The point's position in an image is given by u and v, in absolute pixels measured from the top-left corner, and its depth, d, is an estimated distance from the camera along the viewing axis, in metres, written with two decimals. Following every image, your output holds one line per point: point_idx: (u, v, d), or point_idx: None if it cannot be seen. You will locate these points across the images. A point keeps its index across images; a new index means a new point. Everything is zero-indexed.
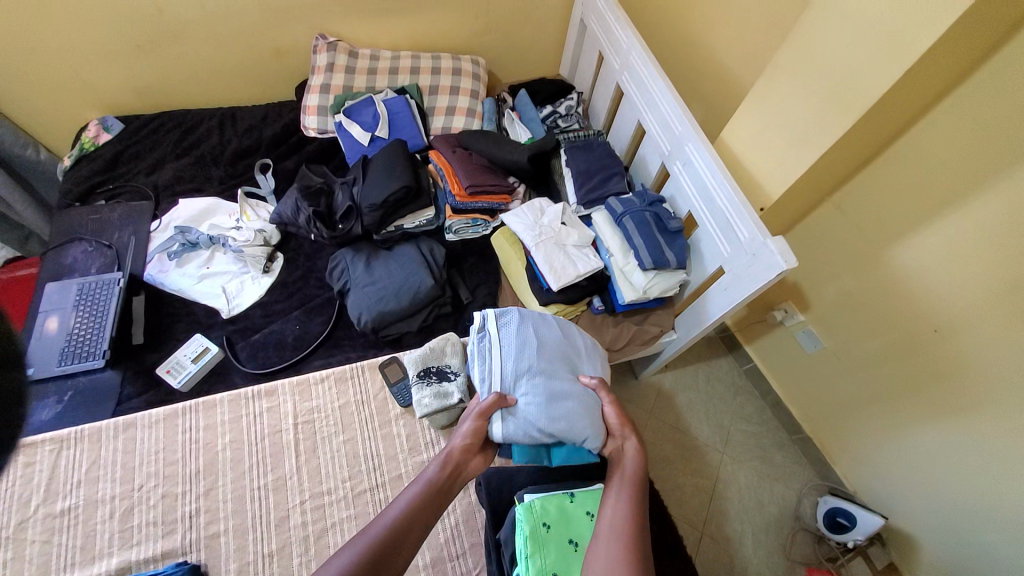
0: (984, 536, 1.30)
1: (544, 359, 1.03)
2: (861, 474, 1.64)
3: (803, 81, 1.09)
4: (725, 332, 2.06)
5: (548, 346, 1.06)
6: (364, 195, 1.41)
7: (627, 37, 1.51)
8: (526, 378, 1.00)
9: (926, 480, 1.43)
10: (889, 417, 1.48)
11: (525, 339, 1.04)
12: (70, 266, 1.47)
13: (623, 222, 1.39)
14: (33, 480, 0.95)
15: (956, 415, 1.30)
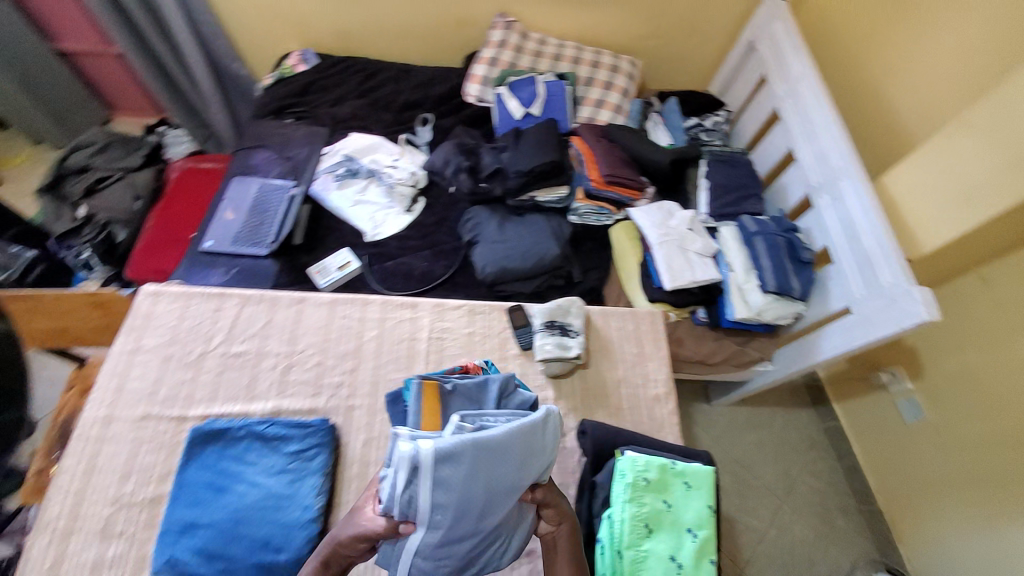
0: None
1: (484, 526, 0.69)
2: (928, 559, 1.56)
3: (990, 137, 1.07)
4: (814, 383, 1.98)
5: (495, 494, 0.69)
6: (513, 161, 1.56)
7: (801, 67, 1.51)
8: (445, 543, 0.68)
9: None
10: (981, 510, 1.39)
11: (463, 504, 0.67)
12: (255, 166, 1.73)
13: (753, 241, 1.42)
14: (218, 322, 1.04)
15: None
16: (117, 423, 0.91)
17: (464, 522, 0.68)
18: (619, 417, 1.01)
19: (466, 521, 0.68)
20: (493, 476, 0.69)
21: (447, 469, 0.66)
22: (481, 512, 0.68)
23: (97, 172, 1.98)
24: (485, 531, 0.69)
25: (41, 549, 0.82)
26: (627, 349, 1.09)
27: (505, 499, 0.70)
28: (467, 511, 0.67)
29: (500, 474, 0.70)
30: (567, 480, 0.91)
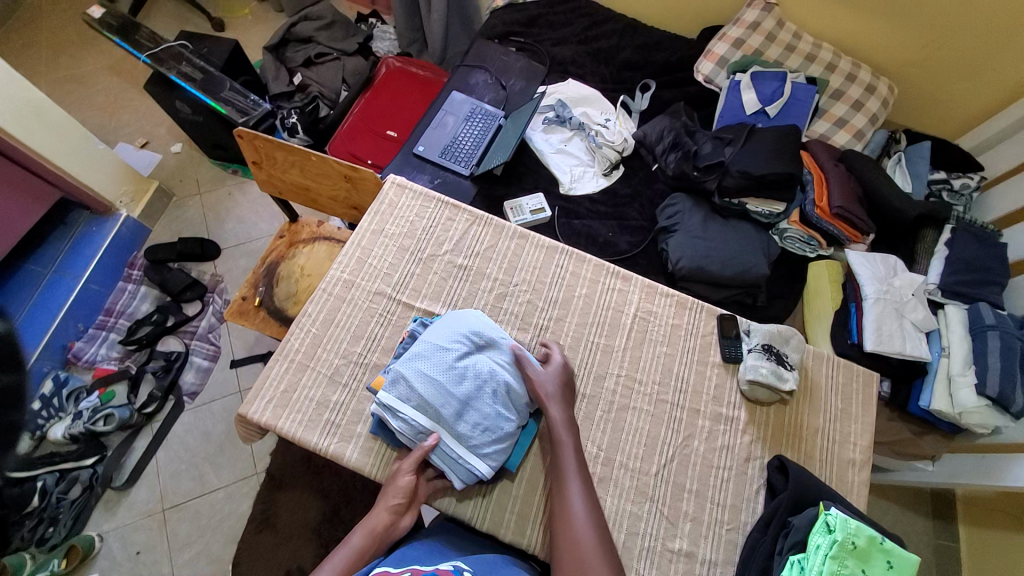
0: None
1: (462, 393, 0.87)
2: None
3: None
4: (943, 495, 1.70)
5: (440, 377, 0.87)
6: (738, 160, 1.45)
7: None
8: (451, 421, 0.86)
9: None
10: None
11: (429, 395, 0.86)
12: (473, 86, 1.76)
13: (985, 336, 1.25)
14: (449, 232, 1.12)
15: None
16: (357, 289, 1.04)
17: (437, 407, 0.86)
18: (807, 465, 0.96)
19: (441, 404, 0.86)
20: (428, 365, 0.88)
21: (400, 392, 0.87)
22: (439, 394, 0.86)
23: (318, 47, 2.08)
24: (461, 398, 0.87)
25: (280, 371, 0.97)
26: (832, 402, 1.02)
27: (452, 373, 0.88)
28: (432, 397, 0.86)
29: (430, 363, 0.88)
30: (742, 504, 0.92)
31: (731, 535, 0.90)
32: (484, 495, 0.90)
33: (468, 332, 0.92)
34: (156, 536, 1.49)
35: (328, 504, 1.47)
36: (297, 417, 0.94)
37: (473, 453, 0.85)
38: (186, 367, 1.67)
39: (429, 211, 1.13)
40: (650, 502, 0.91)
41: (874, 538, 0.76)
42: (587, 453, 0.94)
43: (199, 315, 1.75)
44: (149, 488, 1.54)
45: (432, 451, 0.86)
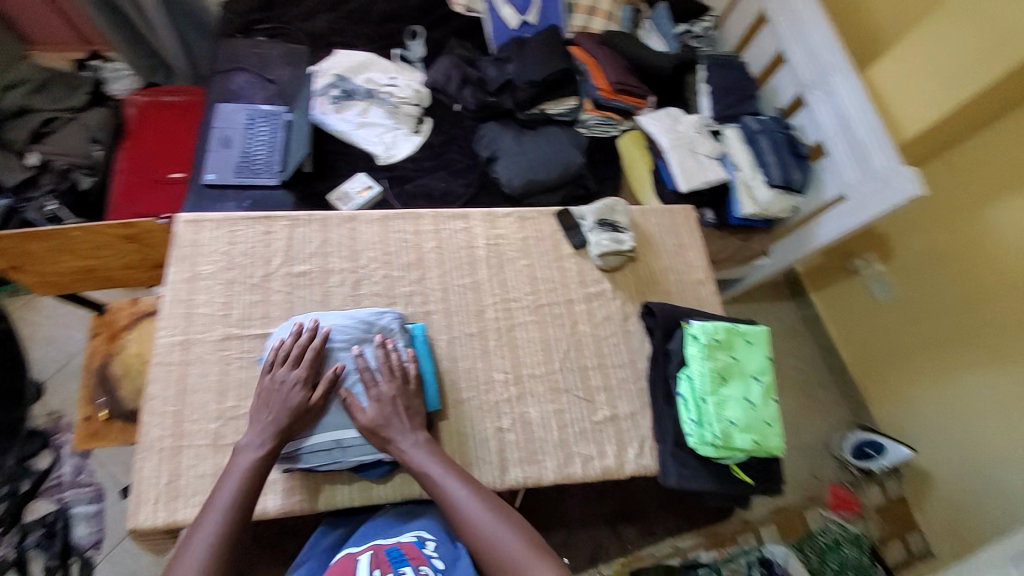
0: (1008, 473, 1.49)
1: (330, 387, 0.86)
2: (895, 416, 1.80)
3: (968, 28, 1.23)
4: (790, 278, 2.12)
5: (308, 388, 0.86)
6: (521, 72, 1.54)
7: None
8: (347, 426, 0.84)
9: (958, 425, 1.61)
10: (939, 363, 1.64)
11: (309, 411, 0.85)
12: (237, 91, 1.59)
13: (757, 139, 1.52)
14: (271, 245, 1.03)
15: (1010, 361, 1.46)
16: (199, 346, 0.93)
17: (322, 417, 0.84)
18: (670, 299, 1.12)
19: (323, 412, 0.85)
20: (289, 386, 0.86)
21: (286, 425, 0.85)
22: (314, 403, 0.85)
23: (39, 113, 1.66)
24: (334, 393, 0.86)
25: (154, 466, 0.86)
26: (668, 242, 1.18)
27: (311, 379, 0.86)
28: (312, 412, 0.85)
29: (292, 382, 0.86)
30: (637, 356, 1.04)
31: (638, 384, 1.02)
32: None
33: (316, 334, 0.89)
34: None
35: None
36: (197, 500, 0.84)
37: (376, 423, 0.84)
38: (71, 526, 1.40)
39: (218, 249, 1.02)
40: (566, 392, 0.99)
41: (727, 326, 0.93)
42: (497, 380, 0.98)
43: (54, 464, 1.45)
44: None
45: (357, 455, 0.84)
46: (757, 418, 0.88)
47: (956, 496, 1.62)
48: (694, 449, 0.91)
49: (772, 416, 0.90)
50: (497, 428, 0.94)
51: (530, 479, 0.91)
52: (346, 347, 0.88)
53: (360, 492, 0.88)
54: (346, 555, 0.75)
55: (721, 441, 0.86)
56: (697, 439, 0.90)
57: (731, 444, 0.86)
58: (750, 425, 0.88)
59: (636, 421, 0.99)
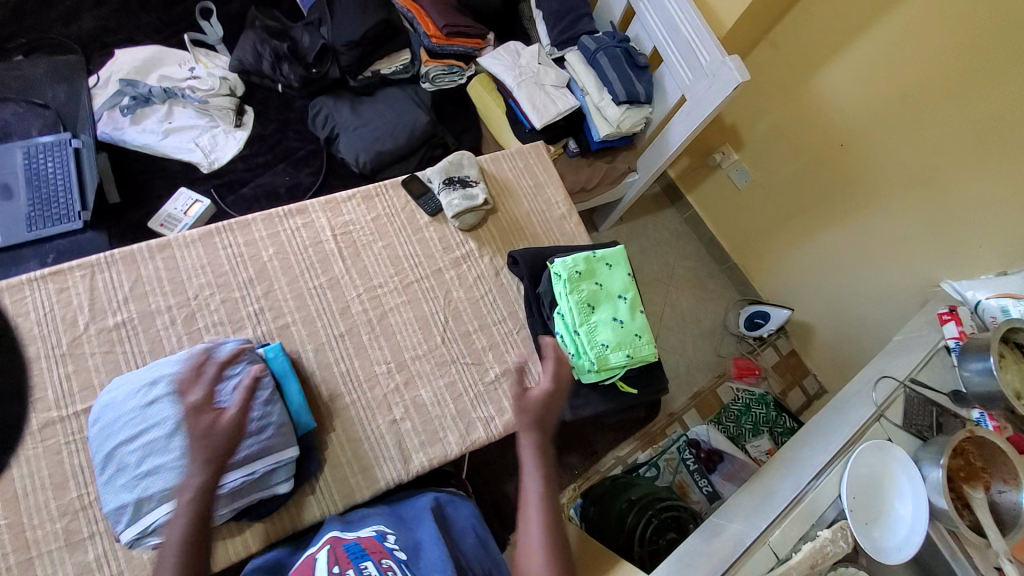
0: (869, 308, 1.72)
1: (169, 441, 0.73)
2: (775, 285, 1.98)
3: None
4: (668, 185, 2.22)
5: (141, 450, 0.73)
6: (337, 34, 1.36)
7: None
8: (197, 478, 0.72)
9: (829, 281, 1.80)
10: (797, 230, 1.82)
11: (145, 477, 0.72)
12: (3, 128, 1.26)
13: (596, 58, 1.47)
14: (73, 304, 0.88)
15: (854, 214, 1.63)
16: (14, 443, 0.79)
17: (168, 480, 0.72)
18: (539, 242, 1.11)
19: (169, 473, 0.72)
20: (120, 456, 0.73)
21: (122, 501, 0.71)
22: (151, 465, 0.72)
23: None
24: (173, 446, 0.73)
25: None
26: (525, 184, 1.16)
27: (144, 440, 0.73)
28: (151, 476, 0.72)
29: (125, 450, 0.73)
30: (516, 307, 1.04)
31: (522, 334, 1.03)
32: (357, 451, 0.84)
33: (147, 386, 0.76)
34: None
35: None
36: None
37: (234, 462, 0.73)
38: None
39: (10, 328, 0.85)
40: (453, 363, 0.97)
41: (585, 258, 0.94)
42: (379, 372, 0.93)
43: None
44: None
45: (228, 504, 0.73)
46: (627, 333, 0.92)
47: (835, 338, 1.86)
48: (579, 379, 0.94)
49: (641, 327, 0.94)
50: (391, 420, 0.90)
51: (436, 459, 0.90)
52: None
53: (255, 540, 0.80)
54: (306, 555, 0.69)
55: (597, 365, 0.90)
56: (580, 369, 0.93)
57: (608, 364, 0.90)
58: (622, 342, 0.92)
59: (527, 369, 1.00)
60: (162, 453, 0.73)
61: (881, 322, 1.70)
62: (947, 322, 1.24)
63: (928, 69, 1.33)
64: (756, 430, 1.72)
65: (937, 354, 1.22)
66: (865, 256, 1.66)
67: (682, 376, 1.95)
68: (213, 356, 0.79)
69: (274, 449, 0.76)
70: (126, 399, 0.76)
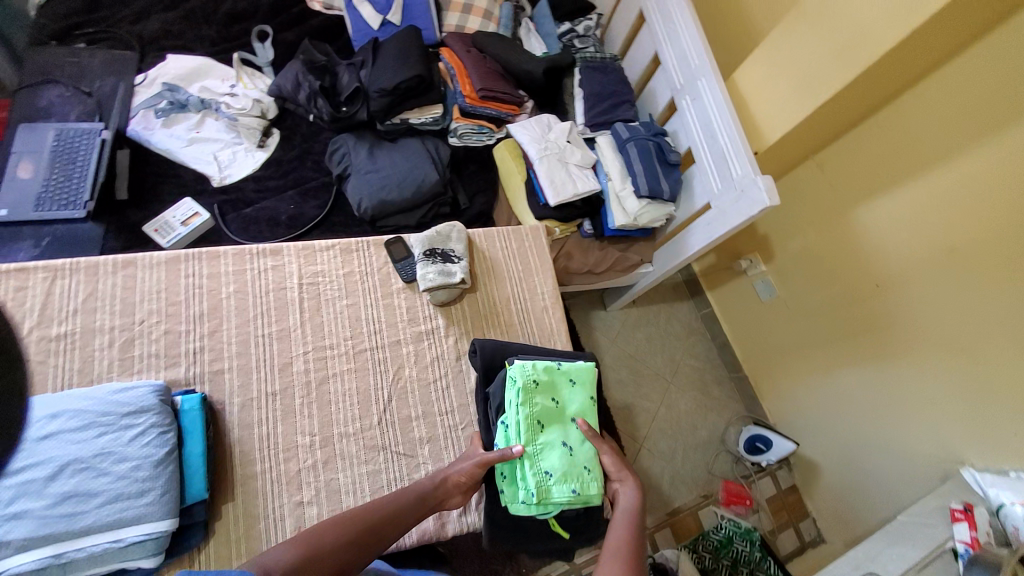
0: (877, 467, 1.52)
1: (47, 487, 0.67)
2: (783, 410, 1.82)
3: (818, 30, 1.14)
4: (690, 277, 2.11)
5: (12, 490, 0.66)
6: (374, 79, 1.39)
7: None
8: (64, 538, 0.65)
9: (839, 423, 1.62)
10: (815, 360, 1.66)
11: (4, 524, 0.64)
12: (45, 108, 1.34)
13: (626, 147, 1.43)
14: (23, 304, 0.86)
15: (875, 360, 1.47)
16: None
17: (29, 531, 0.64)
18: (511, 333, 1.04)
19: (33, 524, 0.64)
20: None
21: None
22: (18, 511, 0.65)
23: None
24: (50, 494, 0.66)
25: None
26: (513, 268, 1.10)
27: (16, 481, 0.66)
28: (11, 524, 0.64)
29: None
30: (467, 399, 0.96)
31: (468, 431, 0.94)
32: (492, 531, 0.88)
33: (44, 419, 0.70)
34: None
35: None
36: None
37: (111, 524, 0.67)
38: None
39: None
40: (383, 450, 0.89)
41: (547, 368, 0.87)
42: (300, 445, 0.86)
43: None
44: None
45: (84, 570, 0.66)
46: (574, 466, 0.82)
47: (840, 487, 1.65)
48: (508, 507, 0.84)
49: (592, 461, 0.84)
50: (298, 502, 0.82)
51: None
52: (83, 436, 0.70)
53: None
54: None
55: (535, 497, 0.79)
56: (511, 496, 0.84)
57: (547, 496, 0.80)
58: (570, 474, 0.81)
59: None
60: (35, 498, 0.66)
61: (893, 491, 1.48)
62: (959, 523, 1.07)
63: (973, 231, 1.19)
64: (735, 569, 1.54)
65: (939, 557, 1.06)
66: (884, 411, 1.47)
67: (664, 488, 1.77)
68: (125, 399, 0.74)
69: (150, 518, 0.69)
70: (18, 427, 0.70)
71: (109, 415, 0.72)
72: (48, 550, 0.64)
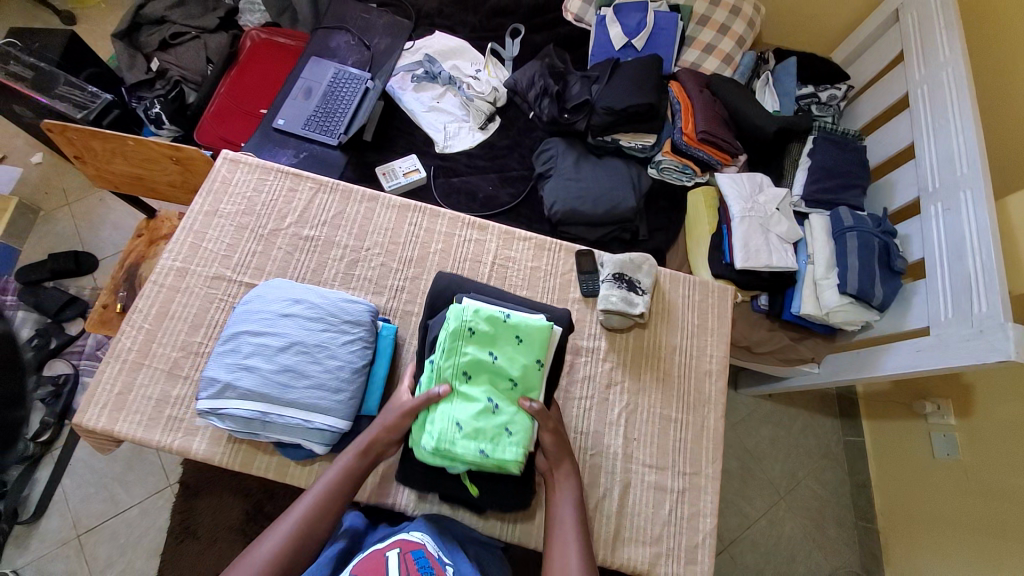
0: None
1: (277, 354, 0.81)
2: None
3: None
4: (845, 393, 1.79)
5: (255, 347, 0.81)
6: (603, 96, 1.44)
7: (950, 48, 1.26)
8: (276, 401, 0.79)
9: None
10: (979, 555, 1.30)
11: (244, 372, 0.79)
12: (333, 50, 1.62)
13: (845, 236, 1.29)
14: (292, 203, 1.05)
15: None
16: (191, 276, 0.97)
17: (253, 384, 0.79)
18: (667, 383, 1.01)
19: (257, 380, 0.79)
20: (239, 341, 0.82)
21: (217, 376, 0.80)
22: (254, 364, 0.80)
23: (173, 26, 1.67)
24: (277, 361, 0.80)
25: (113, 373, 0.90)
26: (689, 320, 1.06)
27: (261, 341, 0.82)
28: (247, 373, 0.79)
29: (245, 339, 0.82)
30: (605, 429, 0.96)
31: (596, 458, 0.94)
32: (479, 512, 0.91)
33: (292, 300, 0.85)
34: (73, 562, 1.31)
35: (251, 500, 1.37)
36: (135, 418, 0.88)
37: (309, 405, 0.79)
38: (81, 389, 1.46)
39: (247, 199, 1.05)
40: None
41: (483, 319, 0.82)
42: None
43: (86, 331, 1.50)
44: (61, 515, 1.35)
45: (278, 432, 0.79)
46: (489, 425, 0.78)
47: None
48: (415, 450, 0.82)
49: (516, 425, 0.79)
50: None
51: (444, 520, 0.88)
52: (313, 326, 0.84)
53: (277, 467, 0.88)
54: (374, 551, 0.73)
55: (434, 443, 0.77)
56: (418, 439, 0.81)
57: (450, 449, 0.77)
58: (479, 433, 0.77)
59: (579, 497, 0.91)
60: (266, 360, 0.81)
61: None
62: None
63: None
64: None
65: None
66: None
67: None
68: (349, 308, 0.87)
69: (336, 413, 0.80)
70: (270, 298, 0.86)
71: (334, 317, 0.85)
72: (263, 405, 0.78)
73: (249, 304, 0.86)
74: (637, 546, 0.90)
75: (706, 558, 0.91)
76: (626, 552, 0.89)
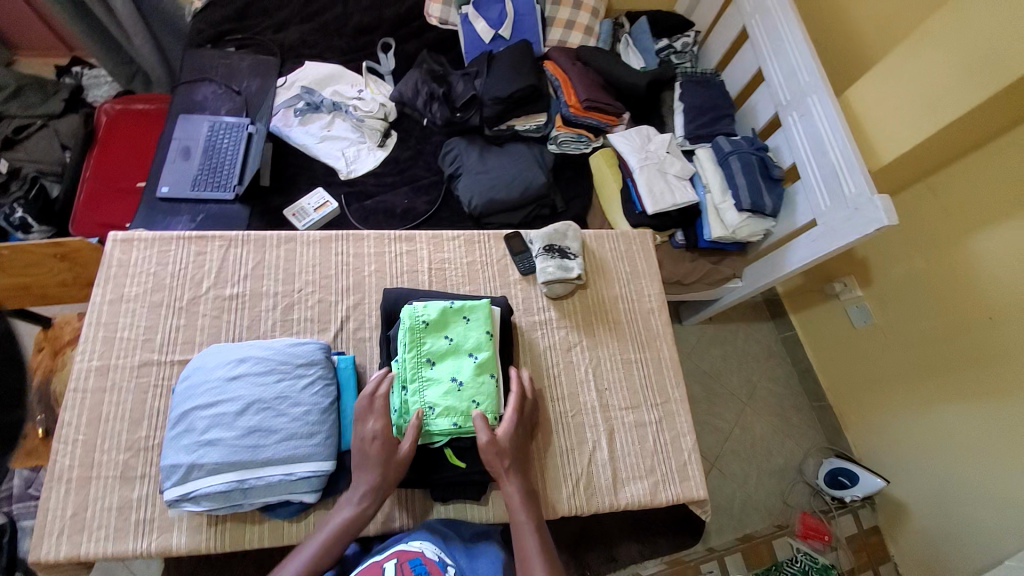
0: (975, 513, 1.37)
1: (236, 419, 0.78)
2: (873, 445, 1.68)
3: (945, 55, 1.11)
4: (770, 297, 2.01)
5: (210, 420, 0.78)
6: (488, 88, 1.49)
7: None
8: (249, 466, 0.76)
9: (935, 465, 1.48)
10: (911, 394, 1.53)
11: (206, 448, 0.76)
12: (201, 102, 1.53)
13: (728, 160, 1.45)
14: (205, 267, 1.01)
15: (980, 398, 1.34)
16: (115, 371, 0.91)
17: (220, 457, 0.75)
18: (619, 330, 1.09)
19: (223, 452, 0.76)
20: (191, 419, 0.78)
21: (179, 462, 0.76)
22: (215, 437, 0.77)
23: (13, 121, 1.53)
24: (239, 426, 0.78)
25: (60, 496, 0.83)
26: (622, 269, 1.15)
27: (215, 412, 0.78)
28: (209, 448, 0.76)
29: (197, 414, 0.78)
30: (577, 389, 1.02)
31: (577, 418, 1.00)
32: (482, 501, 0.93)
33: (236, 362, 0.82)
34: None
35: None
36: (99, 535, 0.81)
37: (286, 459, 0.78)
38: (19, 536, 1.29)
39: (154, 276, 0.99)
40: None
41: (433, 309, 0.90)
42: None
43: None
44: None
45: (261, 495, 0.77)
46: (459, 399, 0.86)
47: (932, 535, 1.50)
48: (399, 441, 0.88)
49: (482, 395, 0.87)
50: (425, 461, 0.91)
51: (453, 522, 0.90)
52: (267, 380, 0.82)
53: (271, 530, 0.85)
54: (372, 564, 0.75)
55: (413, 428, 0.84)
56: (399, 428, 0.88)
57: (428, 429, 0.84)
58: (450, 408, 0.85)
59: (573, 457, 0.97)
60: (226, 428, 0.78)
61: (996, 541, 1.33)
62: None
63: None
64: None
65: None
66: (985, 450, 1.34)
67: (733, 513, 1.69)
68: (299, 352, 0.86)
69: (317, 457, 0.80)
70: (211, 367, 0.82)
71: (286, 364, 0.84)
72: (238, 474, 0.75)
73: (191, 379, 0.82)
74: (636, 482, 0.97)
75: (696, 472, 1.00)
76: (628, 491, 0.96)
